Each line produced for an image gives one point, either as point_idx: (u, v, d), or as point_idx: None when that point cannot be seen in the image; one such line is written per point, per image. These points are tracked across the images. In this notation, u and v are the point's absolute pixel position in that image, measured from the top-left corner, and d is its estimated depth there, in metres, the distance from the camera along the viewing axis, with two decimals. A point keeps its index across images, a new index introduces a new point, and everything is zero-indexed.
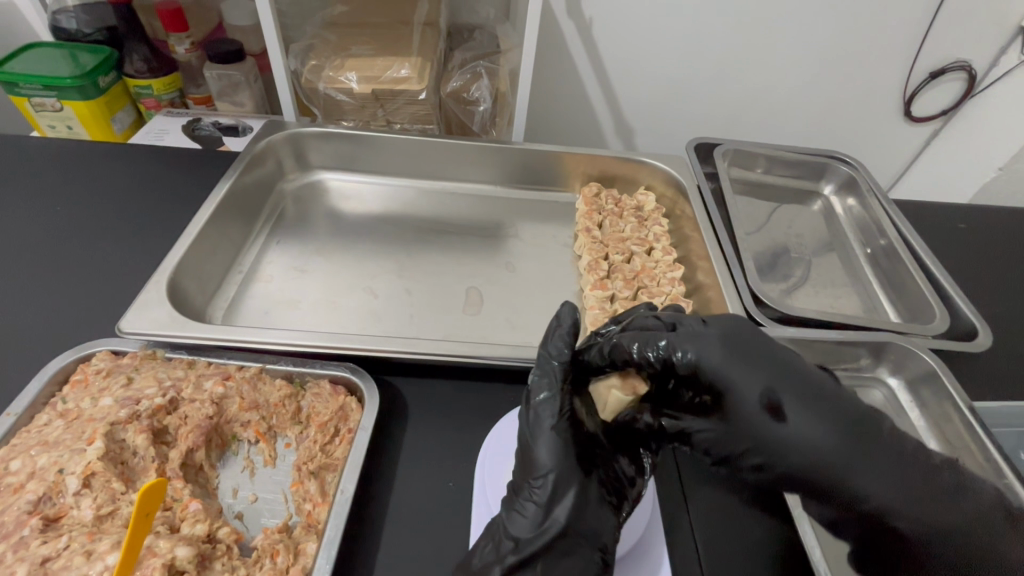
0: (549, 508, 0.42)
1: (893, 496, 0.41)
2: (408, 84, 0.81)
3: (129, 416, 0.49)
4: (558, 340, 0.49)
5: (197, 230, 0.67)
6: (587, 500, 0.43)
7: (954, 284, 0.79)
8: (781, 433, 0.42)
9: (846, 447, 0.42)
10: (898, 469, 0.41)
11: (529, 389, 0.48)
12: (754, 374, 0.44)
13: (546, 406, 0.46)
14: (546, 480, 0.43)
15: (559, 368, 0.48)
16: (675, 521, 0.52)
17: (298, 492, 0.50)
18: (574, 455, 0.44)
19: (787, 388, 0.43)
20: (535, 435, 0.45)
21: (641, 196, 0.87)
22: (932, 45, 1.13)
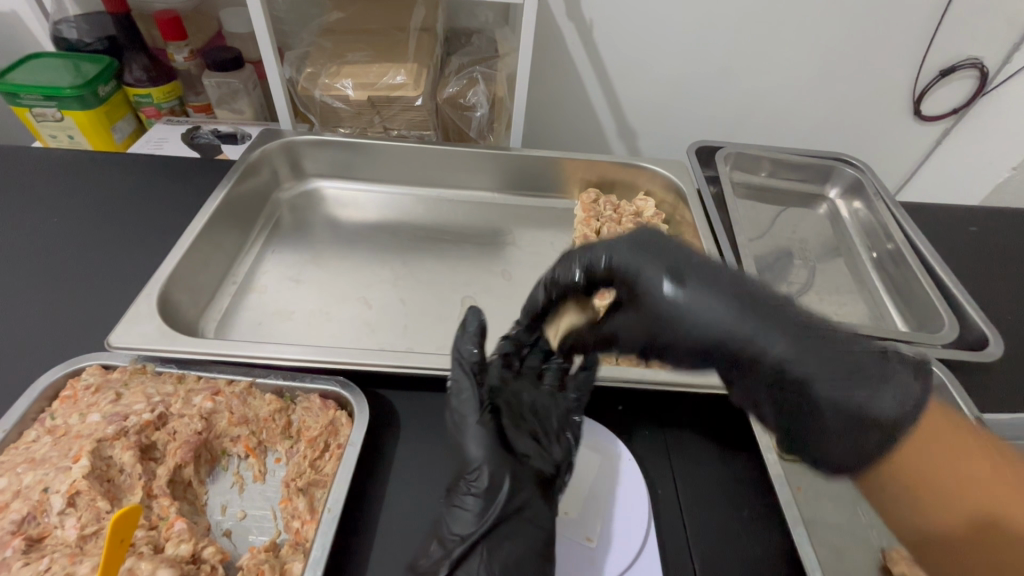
0: (486, 497, 0.46)
1: (797, 358, 0.38)
2: (404, 90, 0.80)
3: (116, 433, 0.48)
4: (465, 343, 0.54)
5: (190, 241, 0.67)
6: (522, 485, 0.47)
7: (963, 290, 0.77)
8: (638, 268, 0.45)
9: (745, 305, 0.40)
10: (784, 320, 0.39)
11: (451, 389, 0.52)
12: (644, 249, 0.45)
13: (464, 400, 0.51)
14: (479, 471, 0.47)
15: (472, 367, 0.53)
16: (665, 527, 0.52)
17: (286, 509, 0.50)
18: (500, 442, 0.48)
19: (652, 252, 0.45)
20: (463, 431, 0.50)
21: (641, 202, 0.86)
22: (941, 43, 1.10)
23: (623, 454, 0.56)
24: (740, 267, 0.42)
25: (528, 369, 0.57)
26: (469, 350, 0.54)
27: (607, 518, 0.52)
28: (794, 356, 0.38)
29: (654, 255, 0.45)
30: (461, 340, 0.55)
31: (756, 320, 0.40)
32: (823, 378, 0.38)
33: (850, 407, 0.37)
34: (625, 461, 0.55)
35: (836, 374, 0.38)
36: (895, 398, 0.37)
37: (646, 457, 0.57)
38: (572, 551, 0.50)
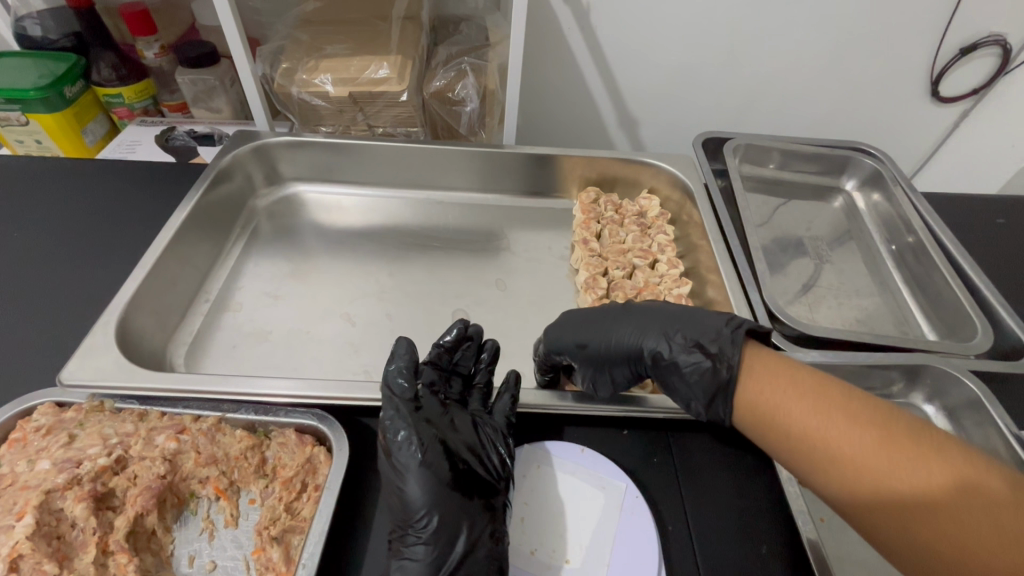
0: (437, 546, 0.44)
1: (692, 353, 0.50)
2: (387, 85, 0.74)
3: (67, 482, 0.44)
4: (394, 374, 0.51)
5: (154, 259, 0.62)
6: (478, 531, 0.45)
7: (993, 289, 0.72)
8: (579, 331, 0.56)
9: (640, 333, 0.54)
10: (689, 325, 0.52)
11: (382, 429, 0.48)
12: (583, 319, 0.57)
13: (400, 439, 0.47)
14: (425, 519, 0.45)
15: (403, 402, 0.49)
16: (675, 566, 0.47)
17: (259, 560, 0.45)
18: (443, 485, 0.46)
19: (586, 318, 0.57)
20: (403, 475, 0.46)
21: (645, 200, 0.80)
22: (964, 19, 1.03)
23: (626, 488, 0.51)
24: (624, 308, 0.57)
25: (450, 395, 0.55)
26: (399, 382, 0.50)
27: (613, 564, 0.47)
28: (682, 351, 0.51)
29: (567, 324, 0.57)
30: (389, 372, 0.51)
31: (651, 338, 0.53)
32: (708, 356, 0.49)
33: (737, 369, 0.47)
34: (630, 496, 0.50)
35: (710, 347, 0.49)
36: (737, 363, 0.48)
37: (653, 485, 0.52)
38: None
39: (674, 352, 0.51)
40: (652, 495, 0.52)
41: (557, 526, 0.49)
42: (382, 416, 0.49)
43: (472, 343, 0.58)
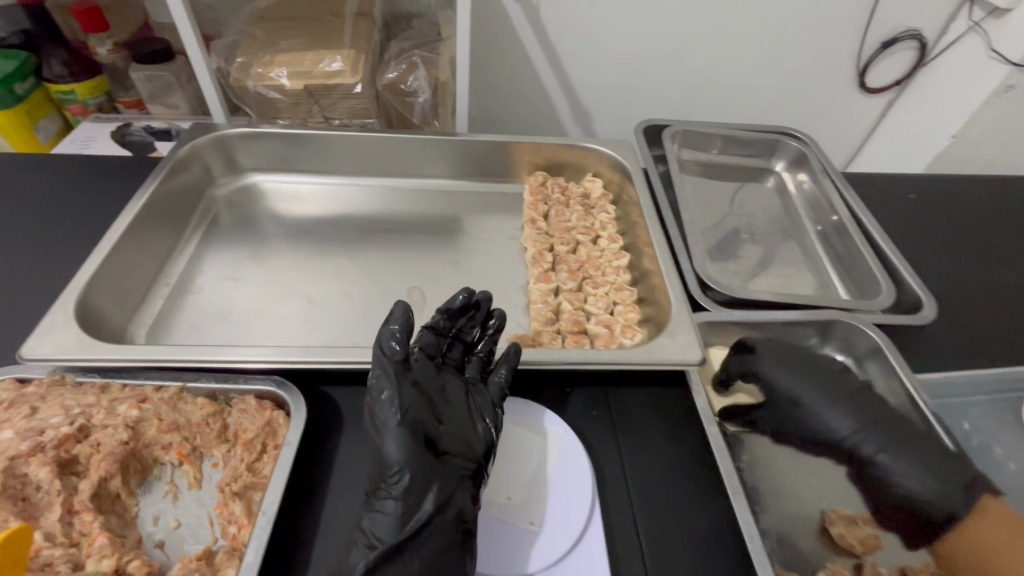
0: (409, 500, 0.45)
1: (832, 418, 0.57)
2: (341, 78, 0.78)
3: (31, 449, 0.46)
4: (389, 338, 0.52)
5: (113, 244, 0.64)
6: (450, 489, 0.47)
7: (900, 255, 0.79)
8: (793, 383, 0.59)
9: (825, 392, 0.58)
10: (899, 427, 0.55)
11: (371, 390, 0.50)
12: (794, 369, 0.60)
13: (386, 401, 0.49)
14: (399, 475, 0.46)
15: (393, 366, 0.50)
16: (611, 501, 0.52)
17: (222, 515, 0.48)
18: (419, 444, 0.47)
19: (811, 370, 0.60)
20: (382, 433, 0.48)
21: (589, 182, 0.85)
22: (881, 16, 1.12)
23: (564, 433, 0.56)
24: (829, 380, 0.59)
25: (449, 360, 0.56)
26: (393, 347, 0.51)
27: (552, 499, 0.51)
28: (871, 423, 0.55)
29: (791, 355, 0.62)
30: (386, 335, 0.52)
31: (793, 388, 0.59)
32: (849, 429, 0.56)
33: (894, 458, 0.53)
34: (568, 440, 0.55)
35: (847, 425, 0.56)
36: (940, 489, 0.51)
37: (590, 434, 0.57)
38: (518, 536, 0.49)
39: (808, 408, 0.58)
40: (589, 442, 0.56)
41: (502, 471, 0.54)
42: (373, 377, 0.50)
43: (478, 309, 0.59)
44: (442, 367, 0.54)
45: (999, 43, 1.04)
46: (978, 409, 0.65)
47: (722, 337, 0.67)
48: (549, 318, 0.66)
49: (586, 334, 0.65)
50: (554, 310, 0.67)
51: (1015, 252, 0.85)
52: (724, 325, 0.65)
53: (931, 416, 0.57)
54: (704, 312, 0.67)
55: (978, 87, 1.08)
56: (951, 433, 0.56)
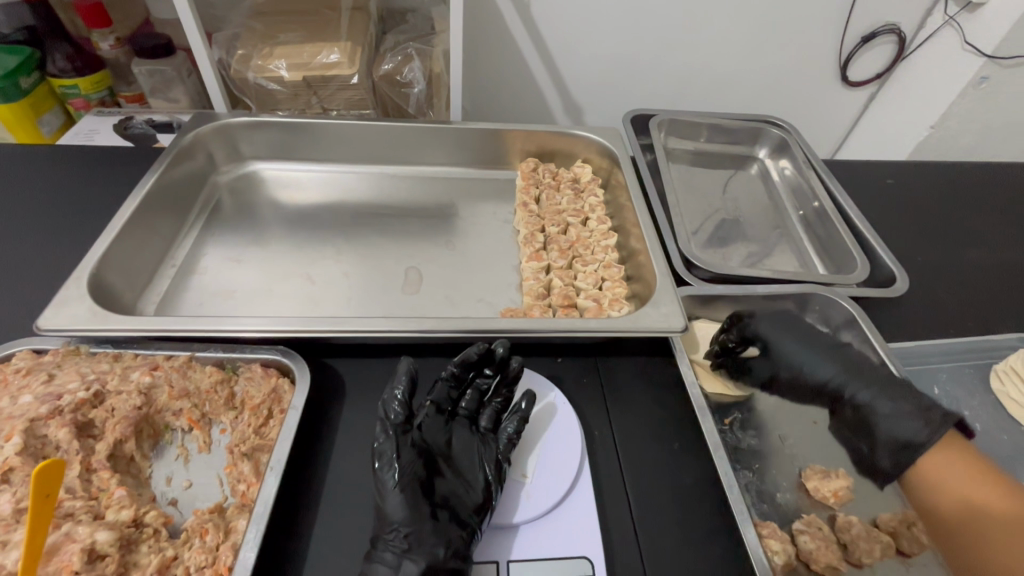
0: (406, 556, 0.45)
1: (821, 369, 0.60)
2: (339, 69, 0.81)
3: (49, 412, 0.48)
4: (392, 401, 0.52)
5: (121, 225, 0.66)
6: (445, 544, 0.46)
7: (876, 235, 0.83)
8: (782, 339, 0.63)
9: (815, 348, 0.61)
10: (882, 378, 0.56)
11: (375, 450, 0.50)
12: (783, 327, 0.64)
13: (386, 462, 0.49)
14: (397, 533, 0.46)
15: (396, 426, 0.51)
16: (599, 459, 0.56)
17: (232, 474, 0.51)
18: (417, 502, 0.47)
19: (801, 330, 0.63)
20: (382, 494, 0.48)
21: (578, 168, 0.89)
22: (861, 12, 1.15)
23: (556, 397, 0.59)
24: (817, 340, 0.62)
25: (462, 409, 0.57)
26: (395, 409, 0.52)
27: (544, 457, 0.55)
28: (853, 373, 0.58)
29: (792, 324, 0.64)
30: (390, 398, 0.52)
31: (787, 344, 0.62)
32: (833, 377, 0.58)
33: (871, 403, 0.55)
34: (559, 403, 0.59)
35: (832, 374, 0.59)
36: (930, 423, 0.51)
37: (580, 398, 0.60)
38: (511, 489, 0.53)
39: (798, 363, 0.61)
40: (579, 405, 0.60)
41: None
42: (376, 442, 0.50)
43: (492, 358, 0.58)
44: (447, 423, 0.55)
45: (973, 35, 1.07)
46: (946, 375, 0.68)
47: (705, 310, 0.71)
48: (541, 293, 0.70)
49: (576, 307, 0.69)
50: (545, 285, 0.71)
51: (987, 233, 0.89)
52: (706, 298, 0.69)
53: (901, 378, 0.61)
54: (688, 286, 0.70)
55: (953, 78, 1.12)
56: None
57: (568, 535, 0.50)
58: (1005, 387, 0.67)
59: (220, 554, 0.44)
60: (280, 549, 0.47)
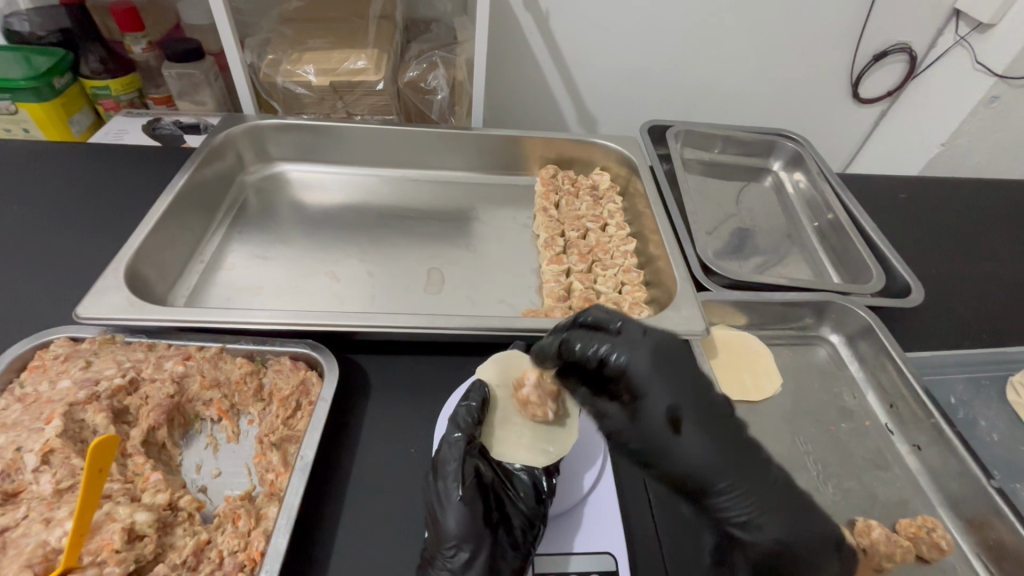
0: (462, 574, 0.44)
1: (872, 454, 0.61)
2: (365, 75, 0.83)
3: (88, 397, 0.50)
4: (462, 411, 0.52)
5: (155, 220, 0.68)
6: (497, 565, 0.45)
7: (891, 247, 0.84)
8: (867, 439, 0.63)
9: (917, 471, 0.60)
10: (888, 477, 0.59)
11: (437, 460, 0.49)
12: (875, 433, 0.63)
13: (451, 477, 0.47)
14: (455, 550, 0.44)
15: (464, 437, 0.50)
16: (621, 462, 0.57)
17: (261, 464, 0.51)
18: (479, 520, 0.45)
19: (865, 434, 0.63)
20: (441, 506, 0.46)
21: (597, 175, 0.91)
22: (874, 32, 1.17)
23: None
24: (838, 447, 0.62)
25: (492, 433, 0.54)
26: (464, 418, 0.52)
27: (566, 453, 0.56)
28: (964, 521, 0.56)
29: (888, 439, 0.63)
30: (458, 414, 0.52)
31: (637, 358, 0.50)
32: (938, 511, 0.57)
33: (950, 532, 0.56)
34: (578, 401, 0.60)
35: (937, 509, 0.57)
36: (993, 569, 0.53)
37: None
38: None
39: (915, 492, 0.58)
40: None
41: None
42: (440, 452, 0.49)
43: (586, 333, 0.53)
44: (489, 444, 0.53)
45: (985, 55, 1.09)
46: (962, 386, 0.69)
47: (722, 316, 0.72)
48: (561, 295, 0.71)
49: (596, 310, 0.70)
50: (566, 288, 0.72)
51: (1001, 248, 0.90)
52: (725, 304, 0.70)
53: (918, 387, 0.62)
54: (706, 292, 0.72)
55: (964, 96, 1.14)
56: (937, 401, 0.60)
57: (591, 531, 0.50)
58: (1020, 397, 0.68)
59: (252, 540, 0.44)
60: (308, 536, 0.48)
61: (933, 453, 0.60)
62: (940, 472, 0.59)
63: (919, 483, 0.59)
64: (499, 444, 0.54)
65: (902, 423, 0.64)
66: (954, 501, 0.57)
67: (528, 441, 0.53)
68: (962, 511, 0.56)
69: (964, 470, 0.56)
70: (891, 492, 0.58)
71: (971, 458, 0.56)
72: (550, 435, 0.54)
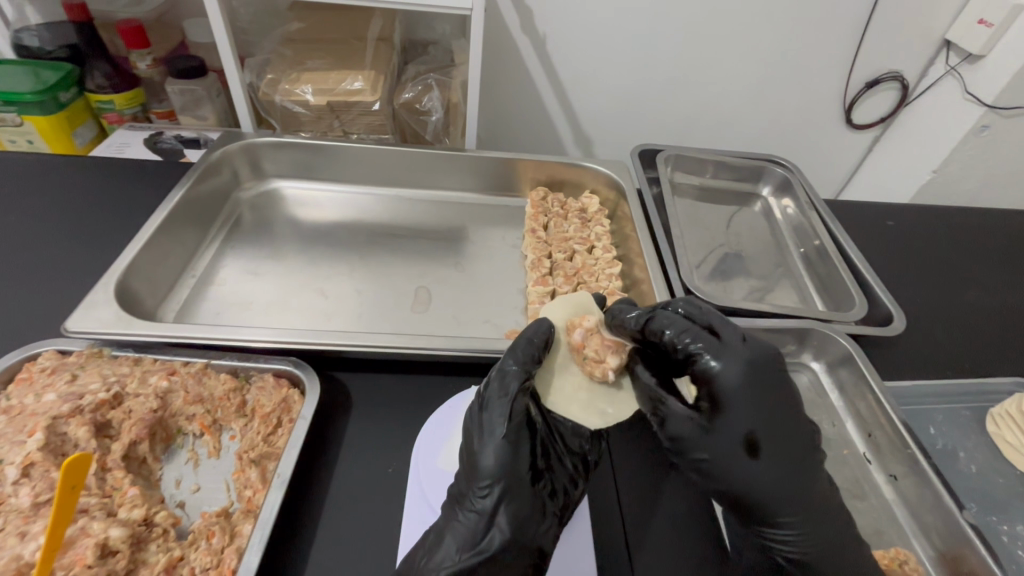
0: (490, 519, 0.46)
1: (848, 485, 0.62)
2: (361, 95, 0.85)
3: (71, 411, 0.51)
4: (523, 349, 0.51)
5: (148, 235, 0.70)
6: (530, 510, 0.47)
7: (875, 275, 0.85)
8: (844, 471, 0.63)
9: (897, 507, 0.60)
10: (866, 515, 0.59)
11: (486, 393, 0.50)
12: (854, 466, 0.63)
13: (497, 416, 0.48)
14: (488, 489, 0.46)
15: (518, 377, 0.50)
16: (596, 487, 0.57)
17: (239, 480, 0.52)
18: (518, 464, 0.47)
19: (842, 467, 0.63)
20: (483, 443, 0.48)
21: (586, 198, 0.92)
22: (865, 60, 1.19)
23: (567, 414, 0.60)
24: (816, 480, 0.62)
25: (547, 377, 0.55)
26: (524, 358, 0.51)
27: None
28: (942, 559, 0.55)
29: (867, 471, 0.63)
30: (519, 347, 0.51)
31: (731, 375, 0.47)
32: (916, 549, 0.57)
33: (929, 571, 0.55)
34: None
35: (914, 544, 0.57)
36: None
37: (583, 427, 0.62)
38: None
39: (896, 531, 0.58)
40: None
41: None
42: (490, 389, 0.50)
43: (676, 322, 0.49)
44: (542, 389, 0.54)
45: (974, 86, 1.11)
46: (942, 416, 0.69)
47: None
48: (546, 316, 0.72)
49: None
50: None
51: (986, 278, 0.91)
52: None
53: (895, 417, 0.62)
54: None
55: (954, 125, 1.16)
56: (913, 432, 0.60)
57: (563, 558, 0.51)
58: (1000, 431, 0.67)
59: (224, 557, 0.45)
60: (281, 555, 0.48)
61: (909, 483, 0.60)
62: (916, 503, 0.59)
63: (895, 513, 0.59)
64: (555, 392, 0.54)
65: (879, 453, 0.64)
66: (928, 533, 0.57)
67: (586, 398, 0.54)
68: (936, 543, 0.56)
69: (937, 502, 0.56)
70: (866, 522, 0.59)
71: (946, 490, 0.56)
72: (610, 397, 0.55)
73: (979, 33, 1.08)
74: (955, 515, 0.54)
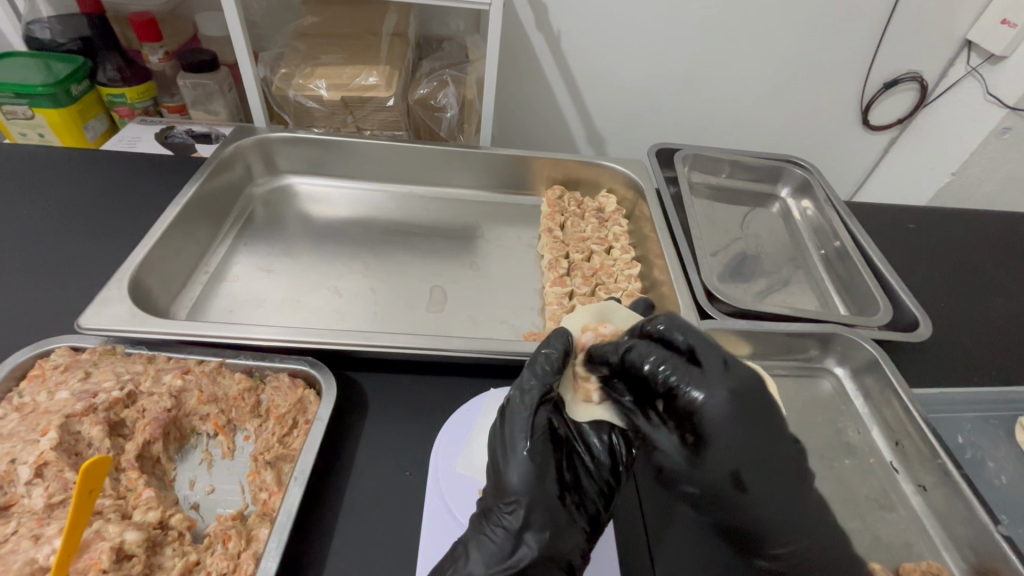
0: (517, 535, 0.44)
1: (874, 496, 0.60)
2: (376, 91, 0.84)
3: (84, 409, 0.50)
4: (543, 361, 0.51)
5: (161, 230, 0.69)
6: (560, 526, 0.45)
7: (898, 279, 0.83)
8: (870, 481, 0.61)
9: (926, 518, 0.58)
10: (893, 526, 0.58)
11: (507, 408, 0.49)
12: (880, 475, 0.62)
13: (520, 431, 0.47)
14: (514, 504, 0.45)
15: (538, 390, 0.49)
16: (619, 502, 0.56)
17: (254, 482, 0.51)
18: (544, 479, 0.46)
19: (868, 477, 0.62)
20: (506, 458, 0.47)
21: (603, 198, 0.91)
22: (885, 60, 1.17)
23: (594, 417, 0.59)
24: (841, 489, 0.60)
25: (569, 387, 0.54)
26: (541, 372, 0.50)
27: None
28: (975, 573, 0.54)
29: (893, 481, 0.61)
30: (538, 360, 0.51)
31: (712, 410, 0.46)
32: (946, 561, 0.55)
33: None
34: None
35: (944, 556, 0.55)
36: None
37: None
38: None
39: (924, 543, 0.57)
40: None
41: None
42: (511, 403, 0.49)
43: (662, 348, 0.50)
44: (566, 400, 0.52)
45: (996, 87, 1.09)
46: (970, 425, 0.68)
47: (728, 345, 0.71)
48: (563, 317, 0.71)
49: None
50: (569, 310, 0.72)
51: (1010, 283, 0.89)
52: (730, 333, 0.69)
53: (925, 426, 0.60)
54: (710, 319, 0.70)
55: (975, 127, 1.14)
56: (944, 441, 0.59)
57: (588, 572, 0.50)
58: None
59: (240, 562, 0.44)
60: (297, 560, 0.47)
61: (939, 494, 0.58)
62: (946, 514, 0.57)
63: (924, 525, 0.58)
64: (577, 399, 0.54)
65: (908, 462, 0.62)
66: (959, 545, 0.55)
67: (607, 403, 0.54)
68: (967, 555, 0.55)
69: (969, 514, 0.55)
70: (894, 533, 0.57)
71: (978, 502, 0.54)
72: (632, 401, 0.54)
73: (1002, 33, 1.06)
74: (989, 528, 0.53)
